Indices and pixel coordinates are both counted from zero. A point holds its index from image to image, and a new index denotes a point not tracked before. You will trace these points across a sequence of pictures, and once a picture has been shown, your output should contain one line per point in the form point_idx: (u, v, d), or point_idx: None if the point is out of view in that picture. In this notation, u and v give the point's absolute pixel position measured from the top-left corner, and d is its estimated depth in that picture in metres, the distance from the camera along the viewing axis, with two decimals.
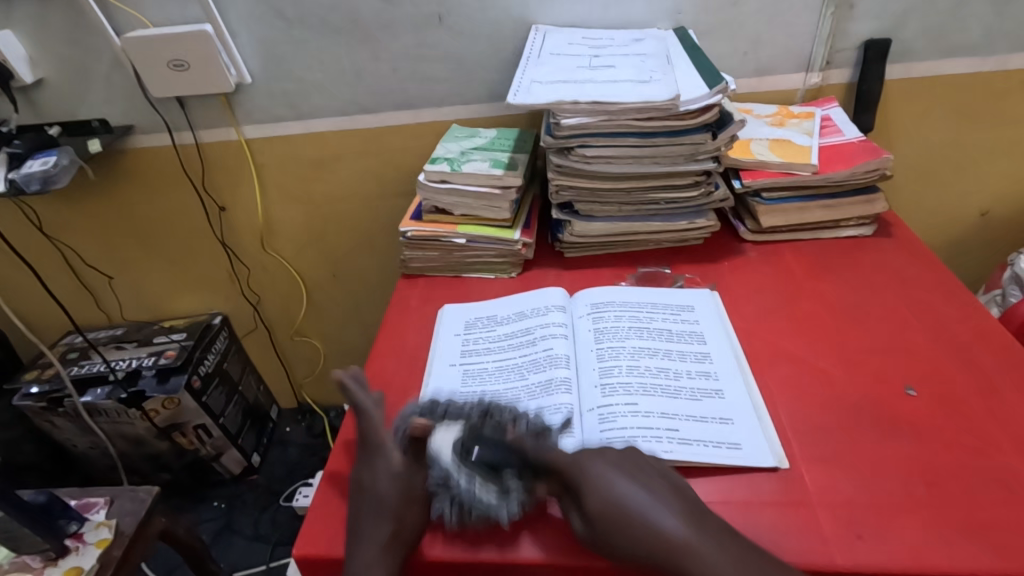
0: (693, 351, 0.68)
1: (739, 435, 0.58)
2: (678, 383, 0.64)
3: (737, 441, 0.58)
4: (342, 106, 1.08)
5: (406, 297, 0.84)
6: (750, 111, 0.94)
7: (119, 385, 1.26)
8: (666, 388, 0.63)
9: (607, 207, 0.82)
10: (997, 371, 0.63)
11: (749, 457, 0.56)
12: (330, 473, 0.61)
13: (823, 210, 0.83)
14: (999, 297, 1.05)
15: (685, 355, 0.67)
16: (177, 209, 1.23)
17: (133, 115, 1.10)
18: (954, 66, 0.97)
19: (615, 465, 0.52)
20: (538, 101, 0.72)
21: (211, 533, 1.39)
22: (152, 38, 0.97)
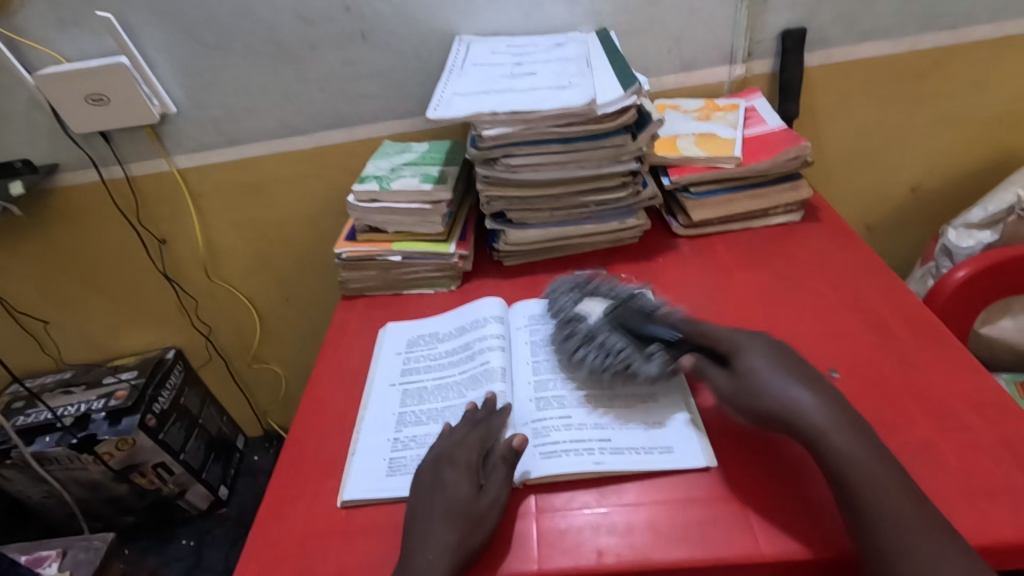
0: None
1: (671, 438, 0.59)
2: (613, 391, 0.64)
3: (669, 445, 0.58)
4: (274, 129, 1.06)
5: (346, 319, 0.83)
6: (677, 108, 0.96)
7: (69, 431, 1.22)
8: (601, 399, 0.63)
9: (539, 214, 0.82)
10: (915, 347, 0.65)
11: (681, 459, 0.57)
12: (268, 507, 0.60)
13: (751, 200, 0.85)
14: (933, 269, 1.07)
15: None
16: (114, 245, 1.19)
17: (57, 153, 1.06)
18: (869, 50, 1.00)
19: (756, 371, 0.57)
20: (456, 114, 0.72)
21: (180, 573, 1.35)
22: (66, 73, 0.94)
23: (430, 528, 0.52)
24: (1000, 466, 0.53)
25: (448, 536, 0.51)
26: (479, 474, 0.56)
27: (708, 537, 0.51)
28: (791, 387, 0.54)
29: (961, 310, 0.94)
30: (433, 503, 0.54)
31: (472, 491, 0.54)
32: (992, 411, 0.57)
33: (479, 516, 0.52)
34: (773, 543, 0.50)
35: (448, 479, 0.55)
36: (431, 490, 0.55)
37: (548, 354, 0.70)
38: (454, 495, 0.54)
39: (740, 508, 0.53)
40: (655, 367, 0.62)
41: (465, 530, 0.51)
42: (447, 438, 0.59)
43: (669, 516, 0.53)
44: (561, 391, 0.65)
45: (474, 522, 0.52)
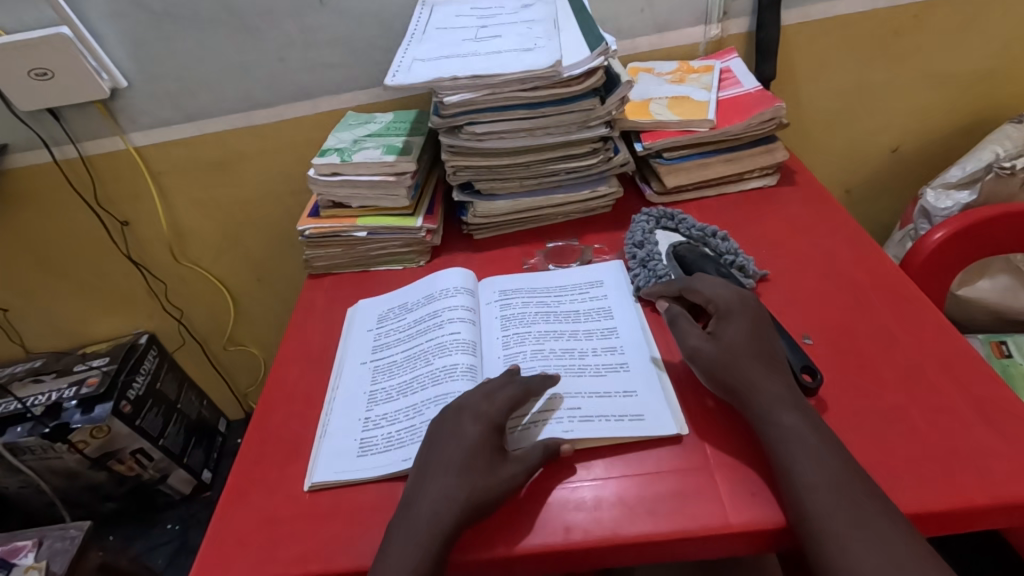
0: (600, 327, 0.67)
1: (641, 406, 0.58)
2: (585, 360, 0.63)
3: (639, 413, 0.57)
4: (233, 103, 1.01)
5: (312, 298, 0.81)
6: (650, 71, 0.93)
7: (41, 421, 1.19)
8: (570, 369, 0.62)
9: (509, 184, 0.79)
10: (887, 311, 0.64)
11: (651, 427, 0.56)
12: (231, 493, 0.58)
13: (725, 164, 0.83)
14: (912, 231, 1.06)
15: (591, 333, 0.66)
16: (74, 228, 1.15)
17: (5, 132, 1.01)
18: (847, 7, 0.97)
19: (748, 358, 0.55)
20: (416, 79, 0.68)
21: (166, 557, 1.35)
22: (5, 46, 0.89)
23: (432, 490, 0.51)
24: (969, 428, 0.52)
25: (448, 503, 0.50)
26: (502, 440, 0.54)
27: (678, 509, 0.51)
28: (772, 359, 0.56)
29: (939, 272, 0.93)
30: (450, 464, 0.52)
31: (490, 456, 0.52)
32: (962, 373, 0.57)
33: (489, 484, 0.51)
34: (741, 513, 0.50)
35: (471, 440, 0.53)
36: (436, 453, 0.53)
37: (518, 325, 0.68)
38: (467, 458, 0.52)
39: (709, 480, 0.52)
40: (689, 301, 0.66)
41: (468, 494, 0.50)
42: (469, 395, 0.57)
43: (638, 490, 0.52)
44: (534, 361, 0.63)
45: (484, 488, 0.50)
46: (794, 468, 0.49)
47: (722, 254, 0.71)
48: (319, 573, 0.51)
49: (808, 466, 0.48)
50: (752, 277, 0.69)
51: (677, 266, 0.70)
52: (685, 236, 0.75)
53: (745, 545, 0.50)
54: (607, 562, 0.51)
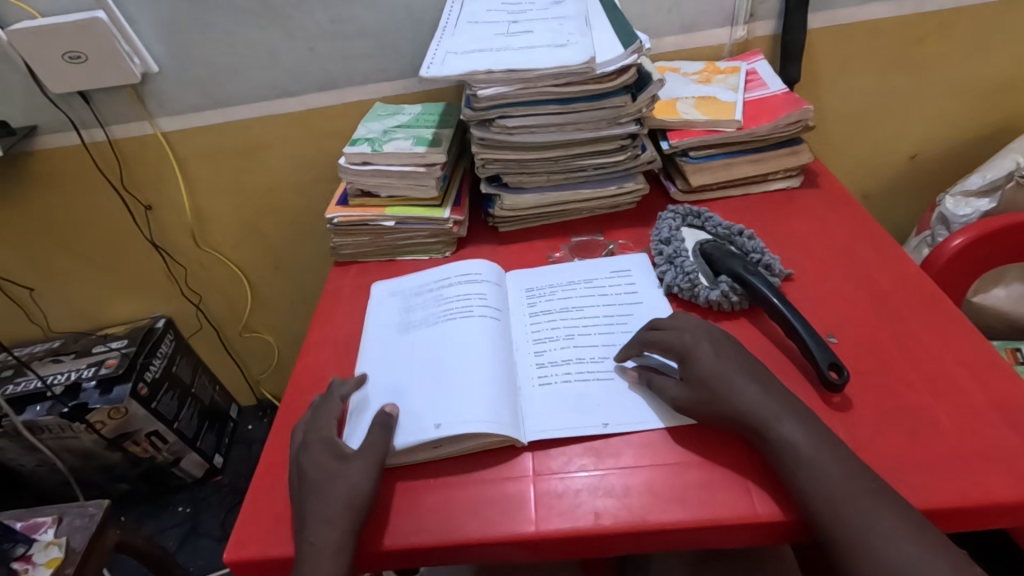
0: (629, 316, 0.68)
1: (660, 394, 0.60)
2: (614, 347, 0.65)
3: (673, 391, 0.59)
4: (262, 91, 1.03)
5: (339, 285, 0.82)
6: (677, 70, 0.94)
7: (60, 400, 1.21)
8: (600, 364, 0.63)
9: (537, 178, 0.80)
10: (911, 313, 0.65)
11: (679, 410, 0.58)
12: (262, 471, 0.60)
13: (750, 164, 0.84)
14: (929, 238, 1.07)
15: (621, 322, 0.68)
16: (97, 211, 1.16)
17: (35, 114, 1.02)
18: (874, 12, 0.97)
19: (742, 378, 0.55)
20: (451, 72, 0.69)
21: (177, 539, 1.36)
22: (40, 29, 0.90)
23: (318, 510, 0.52)
24: (993, 429, 0.53)
25: (331, 524, 0.51)
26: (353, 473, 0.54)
27: (707, 499, 0.52)
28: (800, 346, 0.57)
29: (957, 278, 0.94)
30: (320, 484, 0.54)
31: (351, 483, 0.53)
32: (987, 376, 0.58)
33: (353, 509, 0.52)
34: (770, 505, 0.51)
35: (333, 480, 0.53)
36: (323, 510, 0.52)
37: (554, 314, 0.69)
38: (355, 499, 0.52)
39: (738, 471, 0.53)
40: (717, 293, 0.67)
41: (347, 517, 0.51)
42: (317, 444, 0.57)
43: (666, 478, 0.54)
44: (409, 363, 0.65)
45: (355, 511, 0.52)
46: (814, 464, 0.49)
47: (748, 252, 0.72)
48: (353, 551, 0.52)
49: (840, 462, 0.49)
50: (778, 276, 0.70)
51: (704, 265, 0.71)
52: (712, 235, 0.76)
53: (773, 535, 0.51)
54: (634, 548, 0.52)
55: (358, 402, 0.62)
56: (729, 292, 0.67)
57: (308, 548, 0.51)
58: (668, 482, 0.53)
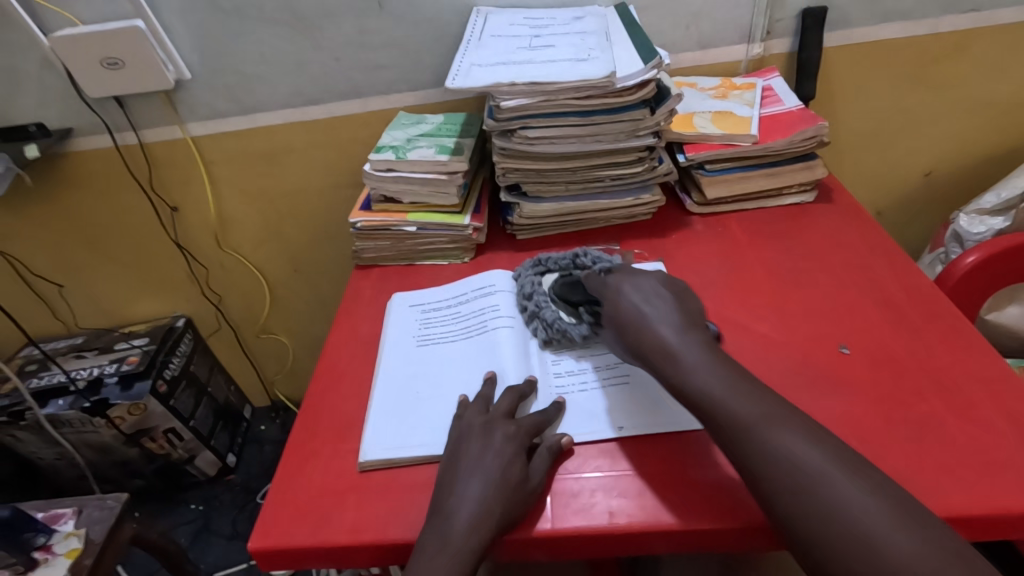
0: None
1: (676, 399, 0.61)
2: None
3: None
4: (289, 99, 1.06)
5: (360, 288, 0.84)
6: (693, 85, 0.96)
7: (82, 395, 1.24)
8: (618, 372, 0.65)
9: (555, 188, 0.82)
10: (924, 327, 0.66)
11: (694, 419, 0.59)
12: (284, 466, 0.61)
13: (765, 178, 0.85)
14: (943, 255, 1.08)
15: None
16: (125, 211, 1.20)
17: (70, 117, 1.06)
18: (889, 32, 0.99)
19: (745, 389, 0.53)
20: (476, 84, 0.71)
21: (189, 535, 1.38)
22: (81, 36, 0.94)
23: (473, 492, 0.53)
24: (1004, 442, 0.54)
25: (495, 503, 0.52)
26: (517, 461, 0.55)
27: (718, 500, 0.53)
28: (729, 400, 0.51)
29: (970, 296, 0.94)
30: (478, 466, 0.54)
31: (520, 467, 0.54)
32: (999, 389, 0.58)
33: (524, 493, 0.53)
34: None
35: (492, 466, 0.54)
36: (461, 483, 0.53)
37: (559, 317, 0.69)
38: (501, 482, 0.53)
39: None
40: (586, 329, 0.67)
41: (513, 501, 0.52)
42: (478, 425, 0.58)
43: (680, 481, 0.55)
44: (430, 376, 0.68)
45: (526, 497, 0.53)
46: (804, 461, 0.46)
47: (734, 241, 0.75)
48: (372, 544, 0.54)
49: None
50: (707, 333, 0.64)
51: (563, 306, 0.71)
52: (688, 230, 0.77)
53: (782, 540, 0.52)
54: (646, 549, 0.53)
55: (383, 414, 0.64)
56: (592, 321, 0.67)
57: (455, 529, 0.50)
58: (678, 482, 0.55)
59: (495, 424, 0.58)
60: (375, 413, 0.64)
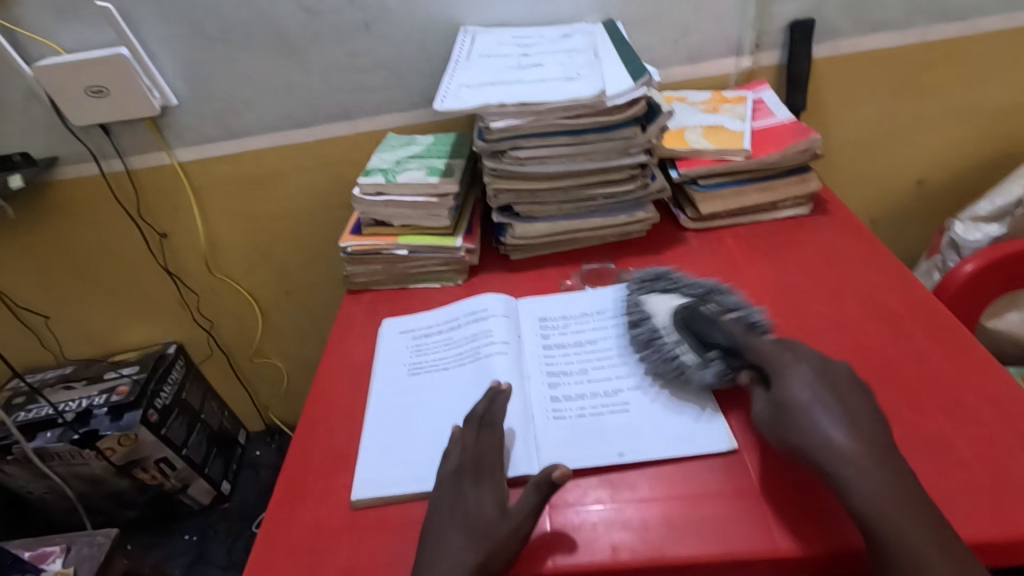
0: None
1: (676, 424, 0.59)
2: (629, 379, 0.65)
3: (689, 425, 0.59)
4: (276, 123, 1.05)
5: (351, 313, 0.83)
6: (684, 99, 0.95)
7: (71, 427, 1.21)
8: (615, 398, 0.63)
9: (548, 208, 0.81)
10: (926, 341, 0.65)
11: (696, 442, 0.57)
12: (277, 503, 0.59)
13: (759, 192, 0.84)
14: (939, 262, 1.07)
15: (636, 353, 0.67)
16: (111, 238, 1.18)
17: (56, 145, 1.05)
18: (877, 42, 0.99)
19: (812, 381, 0.54)
20: (464, 105, 0.70)
21: (183, 567, 1.35)
22: (65, 65, 0.92)
23: (447, 546, 0.51)
24: (1014, 462, 0.52)
25: (466, 556, 0.50)
26: (496, 497, 0.53)
27: (724, 531, 0.51)
28: (829, 424, 0.51)
29: (969, 304, 0.93)
30: (452, 517, 0.53)
31: (492, 506, 0.53)
32: (1007, 406, 0.57)
33: (500, 541, 0.50)
34: (790, 538, 0.50)
35: (470, 503, 0.53)
36: (438, 529, 0.52)
37: (658, 303, 0.69)
38: (476, 524, 0.51)
39: (757, 504, 0.53)
40: (712, 375, 0.60)
41: (491, 549, 0.50)
42: (455, 462, 0.56)
43: (686, 516, 0.53)
44: (422, 405, 0.66)
45: (501, 544, 0.50)
46: (819, 435, 0.50)
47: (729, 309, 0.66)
48: None
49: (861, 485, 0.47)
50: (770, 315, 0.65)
51: (688, 339, 0.63)
52: (686, 295, 0.69)
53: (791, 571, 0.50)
54: None
55: (374, 449, 0.62)
56: (723, 372, 0.60)
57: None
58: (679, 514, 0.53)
59: (466, 469, 0.55)
60: (367, 448, 0.62)
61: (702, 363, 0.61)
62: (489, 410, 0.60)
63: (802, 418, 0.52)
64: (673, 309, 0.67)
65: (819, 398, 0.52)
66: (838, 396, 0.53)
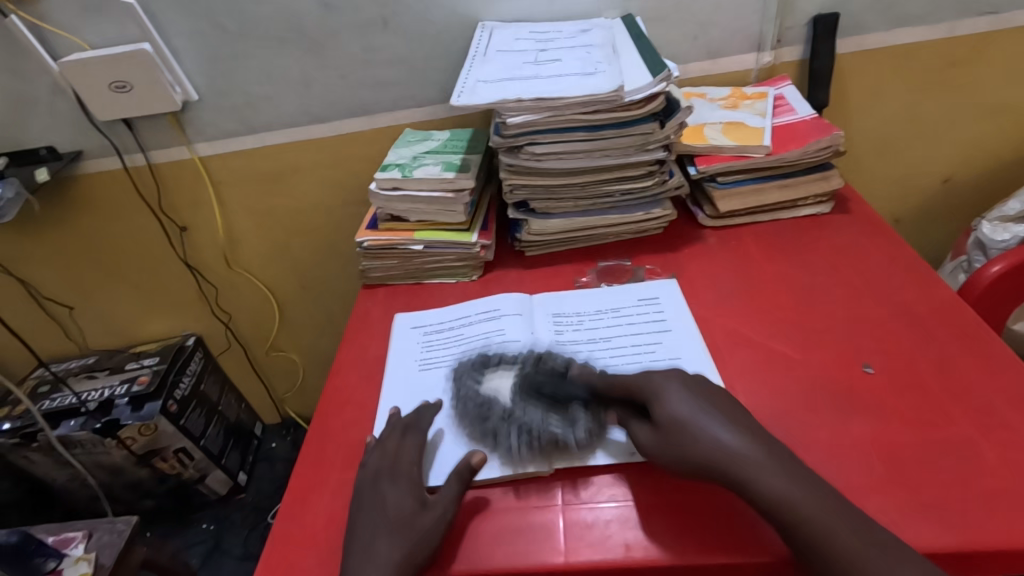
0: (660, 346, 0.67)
1: None
2: None
3: None
4: (295, 118, 1.06)
5: (367, 308, 0.83)
6: (703, 95, 0.94)
7: (93, 416, 1.24)
8: None
9: (564, 204, 0.81)
10: (951, 343, 0.63)
11: None
12: (292, 497, 0.60)
13: (780, 190, 0.83)
14: (965, 263, 1.05)
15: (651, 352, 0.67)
16: (133, 231, 1.20)
17: (80, 140, 1.07)
18: (904, 36, 0.96)
19: (678, 382, 0.56)
20: (481, 101, 0.70)
21: (200, 556, 1.37)
22: (90, 60, 0.94)
23: (375, 543, 0.51)
24: None
25: (394, 550, 0.51)
26: (415, 493, 0.55)
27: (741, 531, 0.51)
28: (717, 427, 0.51)
29: (996, 305, 0.91)
30: (376, 516, 0.54)
31: (410, 500, 0.54)
32: None
33: (421, 530, 0.52)
34: None
35: (390, 500, 0.54)
36: (367, 522, 0.53)
37: (496, 381, 0.65)
38: (405, 519, 0.53)
39: None
40: (583, 434, 0.58)
41: (415, 541, 0.51)
42: (382, 463, 0.58)
43: (658, 523, 0.53)
44: (434, 401, 0.66)
45: (418, 539, 0.51)
46: (702, 442, 0.50)
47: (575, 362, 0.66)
48: None
49: None
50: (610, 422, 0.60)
51: (539, 408, 0.61)
52: (516, 369, 0.66)
53: None
54: None
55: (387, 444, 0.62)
56: (593, 428, 0.58)
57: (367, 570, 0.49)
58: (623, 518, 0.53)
59: (382, 470, 0.57)
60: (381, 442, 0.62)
61: (570, 423, 0.59)
62: (415, 417, 0.62)
63: (681, 434, 0.52)
64: (514, 385, 0.64)
65: (695, 405, 0.53)
66: (707, 398, 0.54)
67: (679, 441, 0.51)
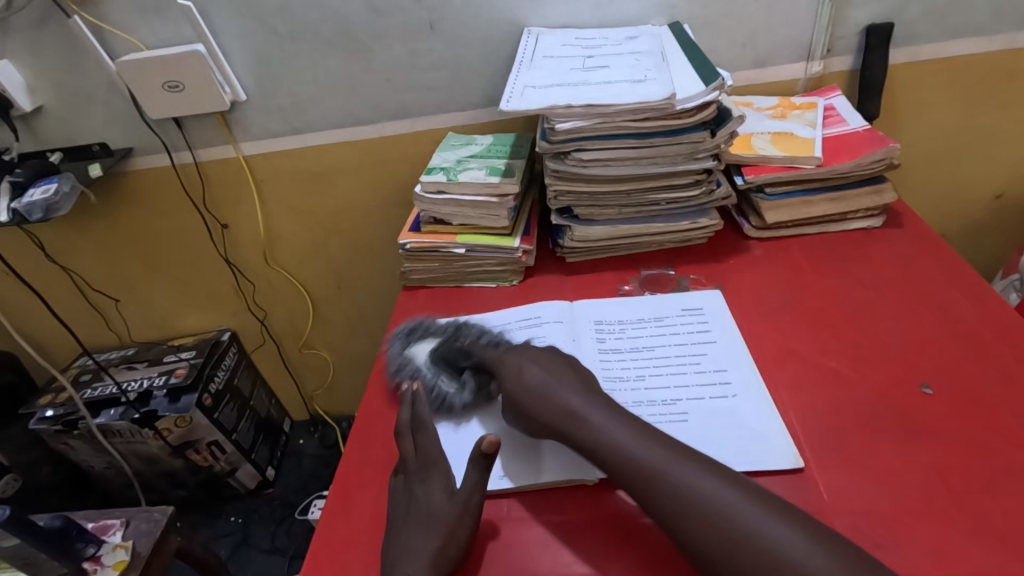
0: (706, 359, 0.66)
1: (739, 437, 0.58)
2: (689, 390, 0.63)
3: (754, 439, 0.57)
4: (338, 119, 1.07)
5: (408, 309, 0.83)
6: (750, 105, 0.93)
7: (132, 406, 1.27)
8: (673, 410, 0.61)
9: (608, 211, 0.80)
10: (1015, 365, 0.61)
11: (761, 459, 0.56)
12: (334, 496, 0.60)
13: (829, 203, 0.81)
14: (1017, 281, 1.01)
15: (696, 365, 0.66)
16: (176, 227, 1.23)
17: (131, 137, 1.10)
18: (960, 48, 0.94)
19: (536, 360, 0.62)
20: (531, 107, 0.70)
21: (229, 548, 1.39)
22: (146, 60, 0.97)
23: (410, 541, 0.52)
24: None
25: (427, 544, 0.51)
26: (445, 481, 0.55)
27: None
28: (564, 392, 0.58)
29: None
30: (408, 515, 0.54)
31: (439, 492, 0.54)
32: None
33: (451, 524, 0.52)
34: None
35: (420, 495, 0.55)
36: (408, 518, 0.54)
37: (419, 350, 0.72)
38: (436, 510, 0.53)
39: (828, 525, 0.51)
40: (467, 394, 0.65)
41: (446, 534, 0.52)
42: (409, 459, 0.58)
43: None
44: (476, 405, 0.66)
45: (447, 540, 0.51)
46: (552, 398, 0.57)
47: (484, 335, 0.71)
48: None
49: None
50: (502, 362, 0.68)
51: (442, 370, 0.69)
52: (437, 338, 0.73)
53: None
54: None
55: None
56: (477, 388, 0.66)
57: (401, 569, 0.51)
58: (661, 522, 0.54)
59: (413, 467, 0.57)
60: None
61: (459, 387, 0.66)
62: (413, 413, 0.61)
63: (531, 400, 0.58)
64: (433, 350, 0.71)
65: (546, 375, 0.60)
66: (556, 368, 0.61)
67: (519, 399, 0.59)
